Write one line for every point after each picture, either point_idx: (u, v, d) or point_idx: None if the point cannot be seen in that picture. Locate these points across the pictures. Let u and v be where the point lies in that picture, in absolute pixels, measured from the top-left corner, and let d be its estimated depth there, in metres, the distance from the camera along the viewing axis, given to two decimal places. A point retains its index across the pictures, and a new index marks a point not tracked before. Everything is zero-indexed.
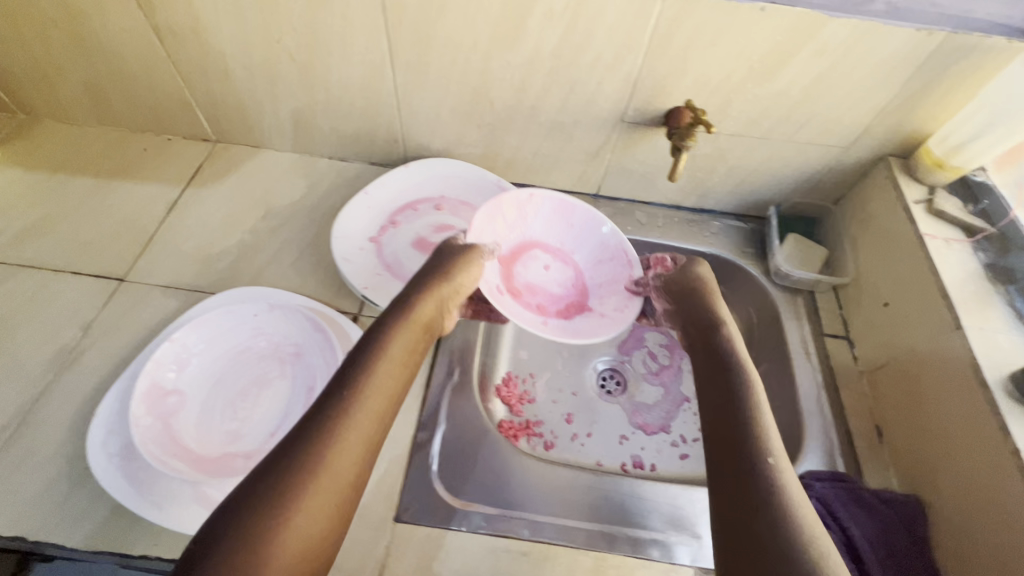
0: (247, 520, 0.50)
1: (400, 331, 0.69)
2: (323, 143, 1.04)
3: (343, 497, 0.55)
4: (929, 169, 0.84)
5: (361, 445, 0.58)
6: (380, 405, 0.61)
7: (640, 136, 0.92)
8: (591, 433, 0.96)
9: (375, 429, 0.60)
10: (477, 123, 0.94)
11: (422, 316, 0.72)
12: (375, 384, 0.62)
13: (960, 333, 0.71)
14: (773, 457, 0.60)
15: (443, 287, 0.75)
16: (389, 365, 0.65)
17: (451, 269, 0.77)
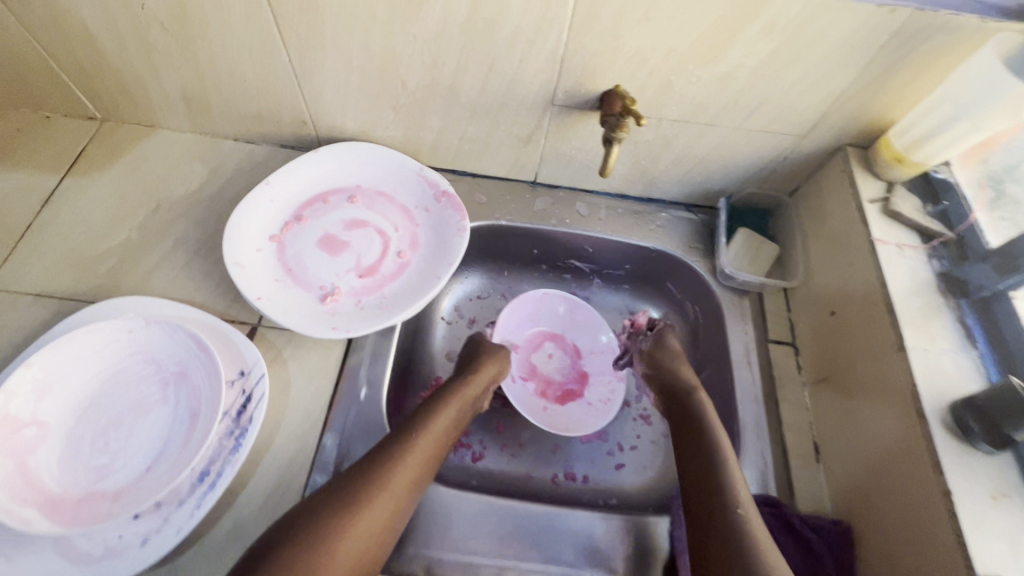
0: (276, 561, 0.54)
1: (445, 407, 0.75)
2: (223, 123, 0.91)
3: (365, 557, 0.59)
4: (888, 164, 0.76)
5: (391, 506, 0.62)
6: (417, 468, 0.66)
7: (574, 120, 0.82)
8: (523, 442, 0.90)
9: (407, 499, 0.65)
10: (391, 104, 0.83)
11: (470, 392, 0.79)
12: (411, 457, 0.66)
13: (902, 356, 0.65)
14: (743, 511, 0.63)
15: (480, 370, 0.82)
16: (435, 440, 0.70)
17: (489, 359, 0.85)
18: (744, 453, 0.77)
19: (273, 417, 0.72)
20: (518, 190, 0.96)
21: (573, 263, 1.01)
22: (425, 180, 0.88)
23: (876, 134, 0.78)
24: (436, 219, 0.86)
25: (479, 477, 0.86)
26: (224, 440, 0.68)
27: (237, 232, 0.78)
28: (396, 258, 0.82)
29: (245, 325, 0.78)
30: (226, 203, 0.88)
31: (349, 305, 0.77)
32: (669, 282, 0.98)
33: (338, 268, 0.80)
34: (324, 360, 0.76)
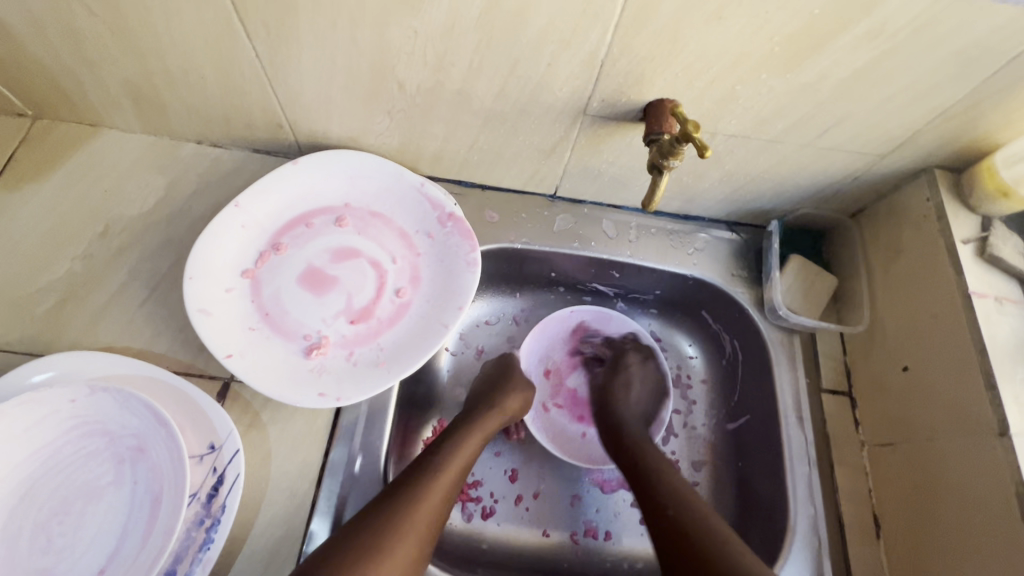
0: None
1: (465, 441, 0.66)
2: (181, 124, 0.75)
3: None
4: (988, 198, 0.64)
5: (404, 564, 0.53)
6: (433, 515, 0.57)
7: (609, 132, 0.67)
8: (538, 494, 0.79)
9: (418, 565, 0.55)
10: (385, 109, 0.68)
11: (488, 427, 0.70)
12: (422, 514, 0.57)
13: (1003, 443, 0.55)
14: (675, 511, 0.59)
15: (503, 404, 0.73)
16: (447, 490, 0.61)
17: (513, 390, 0.75)
18: (796, 528, 0.66)
19: (252, 496, 0.61)
20: (534, 205, 0.83)
21: (595, 286, 0.89)
22: (427, 199, 0.74)
23: (975, 157, 0.66)
24: (441, 247, 0.73)
25: (489, 538, 0.75)
26: (192, 531, 0.57)
27: (201, 269, 0.65)
28: (394, 298, 0.70)
29: (216, 380, 0.66)
30: (189, 225, 0.74)
31: (339, 358, 0.65)
32: (704, 311, 0.86)
33: (325, 312, 0.67)
34: (310, 426, 0.65)
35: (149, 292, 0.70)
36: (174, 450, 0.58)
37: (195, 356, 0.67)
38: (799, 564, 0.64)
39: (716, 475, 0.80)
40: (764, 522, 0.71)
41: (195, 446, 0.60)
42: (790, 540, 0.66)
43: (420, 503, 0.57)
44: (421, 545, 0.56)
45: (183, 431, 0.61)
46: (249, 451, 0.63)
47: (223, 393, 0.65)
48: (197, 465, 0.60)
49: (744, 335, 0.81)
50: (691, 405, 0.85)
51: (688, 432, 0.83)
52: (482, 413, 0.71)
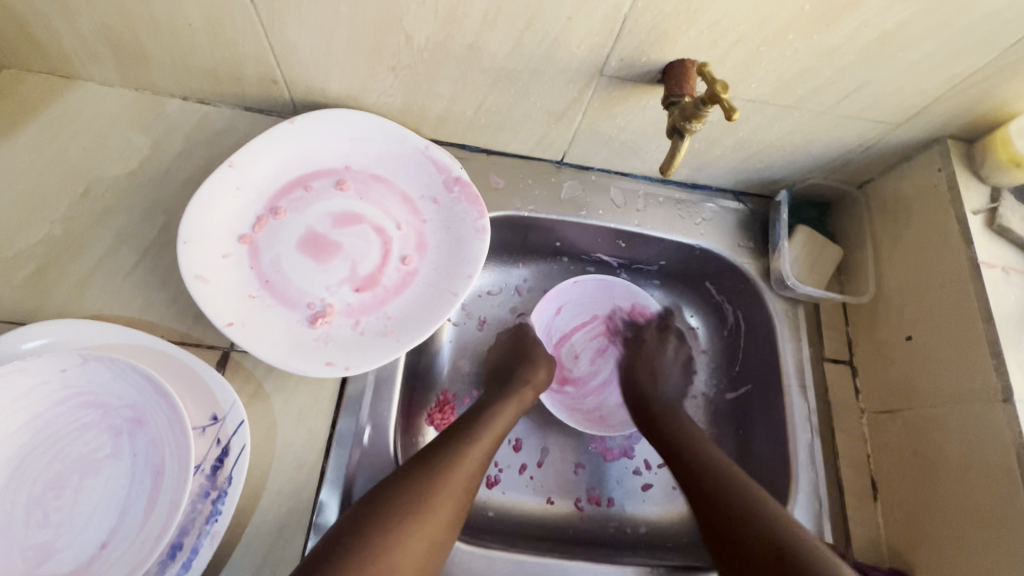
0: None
1: (496, 411, 0.67)
2: (165, 78, 0.70)
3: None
4: (999, 167, 0.64)
5: (434, 529, 0.54)
6: (461, 481, 0.58)
7: (624, 94, 0.65)
8: (542, 463, 0.80)
9: (437, 553, 0.54)
10: (389, 65, 0.64)
11: (520, 400, 0.70)
12: (443, 502, 0.55)
13: (1007, 409, 0.56)
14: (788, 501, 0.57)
15: (532, 377, 0.73)
16: (478, 460, 0.61)
17: (539, 363, 0.76)
18: (798, 493, 0.68)
19: (258, 467, 0.59)
20: (541, 171, 0.80)
21: (599, 256, 0.87)
22: (432, 163, 0.71)
23: (989, 127, 0.65)
24: (447, 213, 0.70)
25: (494, 505, 0.75)
26: (198, 504, 0.55)
27: (195, 234, 0.61)
28: (399, 265, 0.67)
29: (215, 350, 0.63)
30: (178, 188, 0.70)
31: (345, 327, 0.63)
32: (708, 282, 0.86)
33: (329, 279, 0.65)
34: (315, 397, 0.63)
35: (138, 258, 0.66)
36: (176, 421, 0.56)
37: (191, 326, 0.64)
38: (799, 526, 0.66)
39: (718, 443, 0.81)
40: (766, 486, 0.73)
41: (196, 418, 0.58)
42: (792, 504, 0.68)
43: (438, 490, 0.56)
44: (441, 533, 0.54)
45: (183, 401, 0.58)
46: (253, 422, 0.61)
47: (222, 363, 0.62)
48: (200, 437, 0.57)
49: (750, 306, 0.81)
50: (693, 374, 0.85)
51: (690, 402, 0.83)
52: (510, 387, 0.71)
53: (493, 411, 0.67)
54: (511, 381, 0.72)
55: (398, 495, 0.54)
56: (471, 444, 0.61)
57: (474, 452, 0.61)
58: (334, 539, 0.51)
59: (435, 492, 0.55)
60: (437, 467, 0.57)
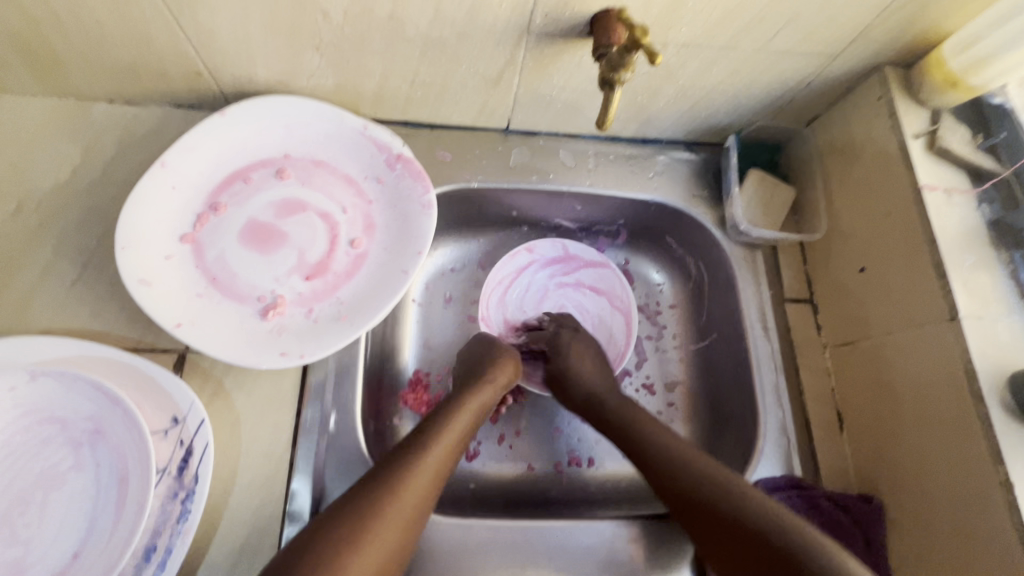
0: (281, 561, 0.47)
1: (477, 382, 0.68)
2: (86, 81, 0.68)
3: (387, 556, 0.51)
4: (937, 88, 0.64)
5: (415, 504, 0.54)
6: (443, 453, 0.59)
7: (557, 51, 0.64)
8: (521, 432, 0.80)
9: (419, 523, 0.55)
10: (312, 44, 0.62)
11: (512, 357, 0.73)
12: (425, 471, 0.56)
13: (954, 326, 0.57)
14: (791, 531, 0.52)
15: (506, 352, 0.73)
16: (460, 434, 0.62)
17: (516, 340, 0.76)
18: (767, 432, 0.69)
19: (224, 464, 0.59)
20: (487, 141, 0.79)
21: (559, 222, 0.87)
22: (371, 142, 0.70)
23: (925, 48, 0.65)
24: (392, 192, 0.69)
25: (476, 478, 0.76)
26: (168, 505, 0.55)
27: (134, 237, 0.60)
28: (349, 249, 0.67)
29: (170, 352, 0.62)
30: (115, 195, 0.68)
31: (298, 317, 0.63)
32: (668, 237, 0.86)
33: (277, 270, 0.64)
34: (277, 390, 0.63)
35: (81, 269, 0.65)
36: (133, 426, 0.55)
37: (143, 331, 0.63)
38: (770, 464, 0.68)
39: (690, 392, 0.82)
40: (737, 430, 0.74)
41: (157, 422, 0.58)
42: (762, 442, 0.69)
43: (419, 460, 0.57)
44: (422, 504, 0.55)
45: (142, 407, 0.58)
46: (216, 421, 0.61)
47: (179, 365, 0.62)
48: (162, 440, 0.57)
49: (710, 255, 0.81)
50: (662, 329, 0.86)
51: (660, 355, 0.85)
52: (484, 362, 0.70)
53: (469, 383, 0.68)
54: (499, 341, 0.75)
55: (393, 451, 0.57)
56: (453, 416, 0.63)
57: (454, 425, 0.62)
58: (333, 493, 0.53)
59: (429, 443, 0.59)
60: (430, 425, 0.61)
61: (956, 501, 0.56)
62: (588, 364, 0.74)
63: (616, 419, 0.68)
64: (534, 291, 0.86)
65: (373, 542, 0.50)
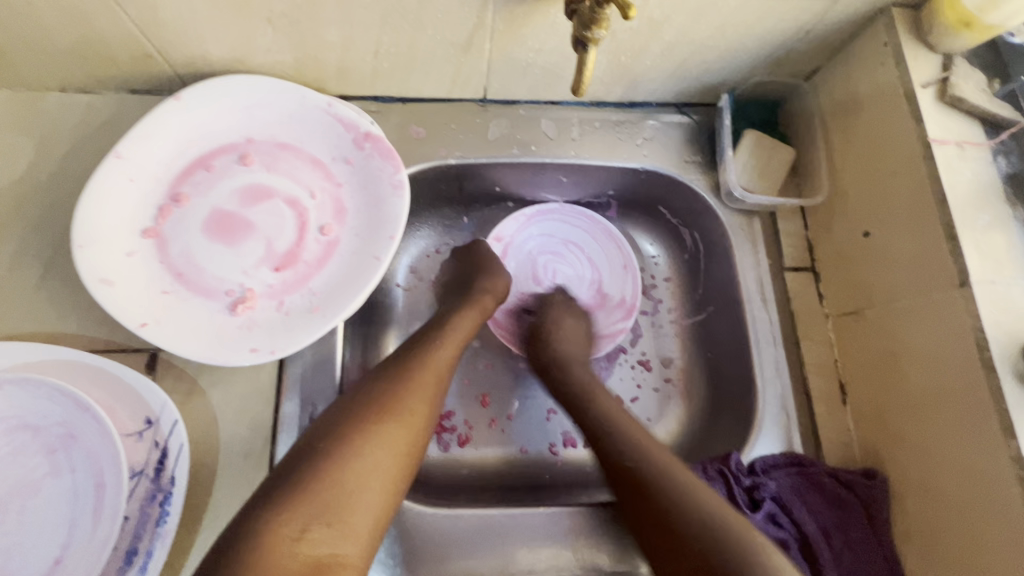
0: (281, 494, 0.47)
1: (464, 313, 0.67)
2: (33, 70, 0.64)
3: (390, 480, 0.52)
4: (948, 30, 0.58)
5: (409, 431, 0.54)
6: (432, 381, 0.59)
7: (528, 10, 0.58)
8: (513, 415, 0.78)
9: (417, 449, 0.55)
10: (262, 16, 0.57)
11: (481, 309, 0.69)
12: (416, 399, 0.56)
13: (964, 293, 0.53)
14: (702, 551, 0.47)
15: (492, 286, 0.72)
16: (447, 361, 0.62)
17: (499, 273, 0.74)
18: (766, 408, 0.66)
19: (203, 464, 0.58)
20: (464, 113, 0.74)
21: (545, 196, 0.83)
22: (338, 121, 0.66)
23: None
24: (362, 173, 0.65)
25: (468, 463, 0.75)
26: (147, 507, 0.54)
27: (91, 235, 0.58)
28: (319, 237, 0.63)
29: (142, 352, 0.60)
30: (74, 190, 0.65)
31: (269, 310, 0.60)
32: (661, 206, 0.81)
33: (244, 262, 0.61)
34: (253, 386, 0.61)
35: (44, 270, 0.62)
36: (104, 430, 0.54)
37: (112, 331, 0.61)
38: (768, 440, 0.65)
39: (687, 368, 0.79)
40: (735, 406, 0.71)
41: (130, 424, 0.56)
42: (760, 417, 0.66)
43: (407, 388, 0.56)
44: (417, 431, 0.55)
45: (114, 410, 0.56)
46: (193, 420, 0.59)
47: (151, 364, 0.60)
48: (137, 443, 0.56)
49: (705, 224, 0.77)
50: (657, 304, 0.83)
51: (655, 331, 0.81)
52: (469, 296, 0.70)
53: (455, 313, 0.68)
54: (470, 292, 0.71)
55: (361, 400, 0.54)
56: (439, 344, 0.62)
57: (441, 350, 0.62)
58: (305, 447, 0.51)
59: (404, 391, 0.56)
60: (405, 372, 0.58)
61: (967, 477, 0.53)
62: (569, 334, 0.73)
63: (569, 393, 0.67)
64: (529, 267, 0.82)
65: (360, 499, 0.49)
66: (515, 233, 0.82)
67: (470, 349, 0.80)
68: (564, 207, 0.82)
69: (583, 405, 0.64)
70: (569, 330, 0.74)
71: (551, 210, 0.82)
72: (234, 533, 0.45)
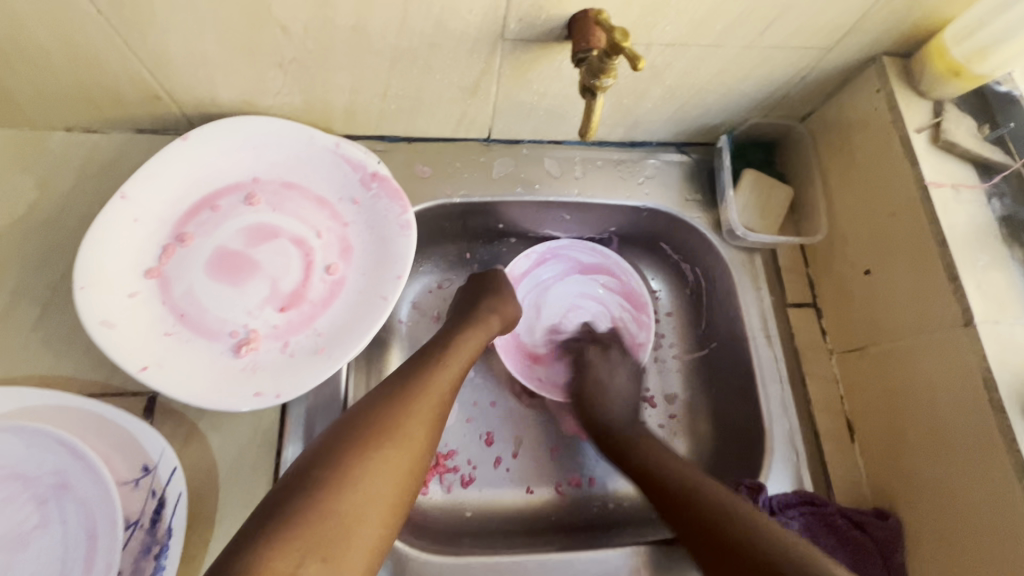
0: (276, 524, 0.45)
1: (467, 334, 0.66)
2: (39, 111, 0.64)
3: (388, 510, 0.50)
4: (938, 78, 0.60)
5: (408, 458, 0.53)
6: (432, 403, 0.57)
7: (534, 57, 0.60)
8: (518, 453, 0.77)
9: (416, 475, 0.53)
10: (273, 61, 0.58)
11: (488, 329, 0.69)
12: (416, 424, 0.55)
13: (969, 332, 0.54)
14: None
15: (501, 308, 0.72)
16: (449, 384, 0.60)
17: (508, 296, 0.74)
18: (774, 446, 0.66)
19: (201, 513, 0.56)
20: (468, 152, 0.75)
21: (548, 231, 0.83)
22: (345, 161, 0.66)
23: (924, 37, 0.61)
24: (369, 213, 0.66)
25: (472, 504, 0.73)
26: (141, 561, 0.52)
27: (93, 276, 0.57)
28: (325, 276, 0.63)
29: (139, 395, 0.59)
30: (75, 230, 0.64)
31: (273, 351, 0.59)
32: (662, 242, 0.82)
33: (248, 302, 0.60)
34: (254, 430, 0.59)
35: (41, 311, 0.61)
36: (100, 480, 0.52)
37: (109, 374, 0.59)
38: (778, 480, 0.64)
39: (691, 404, 0.79)
40: (743, 445, 0.71)
41: (126, 472, 0.54)
42: (770, 456, 0.66)
43: (408, 413, 0.55)
44: (417, 457, 0.54)
45: (110, 458, 0.54)
46: (191, 467, 0.57)
47: (149, 409, 0.58)
48: (132, 492, 0.54)
49: (706, 260, 0.78)
50: (659, 338, 0.82)
51: (659, 366, 0.81)
52: (477, 315, 0.70)
53: (460, 334, 0.66)
54: (476, 311, 0.70)
55: (361, 425, 0.53)
56: (439, 366, 0.60)
57: (442, 373, 0.60)
58: (299, 474, 0.49)
59: (404, 415, 0.54)
60: (406, 394, 0.56)
61: (979, 514, 0.52)
62: (617, 384, 0.75)
63: (617, 438, 0.69)
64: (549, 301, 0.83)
65: (355, 530, 0.47)
66: (530, 269, 0.82)
67: (473, 386, 0.79)
68: (580, 246, 0.84)
69: (637, 455, 0.66)
70: (619, 378, 0.75)
71: (562, 248, 0.83)
72: (228, 562, 0.43)
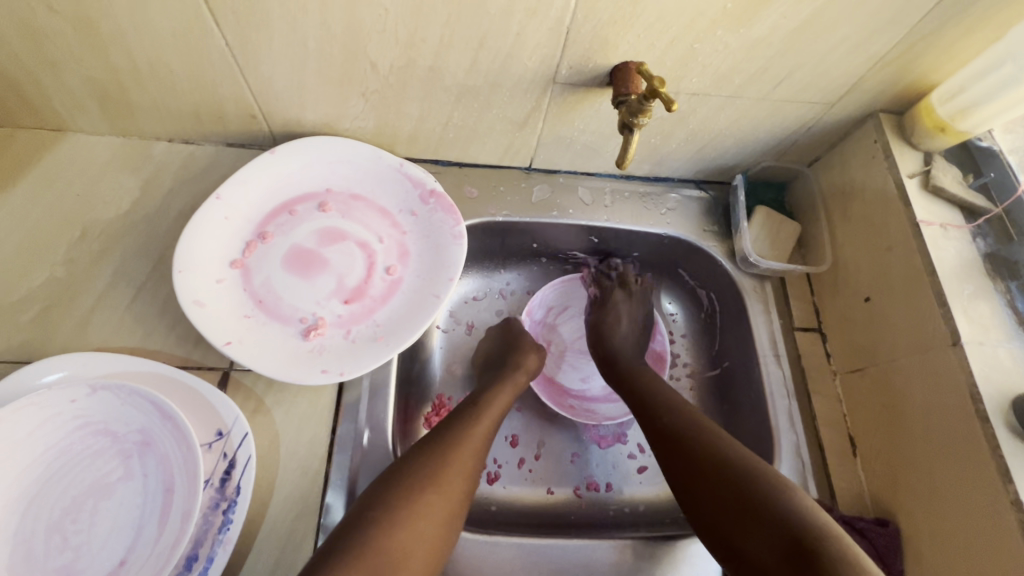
0: (337, 557, 0.51)
1: (500, 390, 0.72)
2: (151, 123, 0.75)
3: (431, 552, 0.55)
4: (927, 133, 0.70)
5: (449, 505, 0.58)
6: (470, 456, 0.63)
7: (578, 98, 0.70)
8: (540, 455, 0.82)
9: (455, 519, 0.59)
10: (358, 91, 0.69)
11: (515, 385, 0.74)
12: (457, 473, 0.60)
13: (957, 352, 0.61)
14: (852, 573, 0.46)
15: (524, 363, 0.77)
16: (484, 437, 0.66)
17: (529, 350, 0.80)
18: (783, 455, 0.71)
19: (263, 477, 0.62)
20: (511, 178, 0.85)
21: (577, 254, 0.92)
22: (407, 179, 0.76)
23: (915, 98, 0.71)
24: (425, 224, 0.75)
25: (497, 500, 0.78)
26: (210, 515, 0.58)
27: (189, 262, 0.65)
28: (385, 276, 0.71)
29: (216, 370, 0.66)
30: (169, 224, 0.74)
31: (337, 337, 0.67)
32: (680, 269, 0.90)
33: (318, 294, 0.69)
34: (314, 407, 0.66)
35: (136, 291, 0.70)
36: (181, 439, 0.59)
37: (190, 350, 0.67)
38: None
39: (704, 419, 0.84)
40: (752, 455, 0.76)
41: (202, 435, 0.61)
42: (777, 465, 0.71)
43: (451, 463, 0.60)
44: (456, 503, 0.59)
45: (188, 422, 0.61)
46: (257, 435, 0.64)
47: (223, 382, 0.66)
48: (206, 453, 0.60)
49: (720, 286, 0.86)
50: (675, 358, 0.89)
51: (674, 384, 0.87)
52: (503, 373, 0.75)
53: (491, 390, 0.72)
54: (503, 369, 0.76)
55: (410, 470, 0.59)
56: (475, 422, 0.66)
57: (479, 427, 0.66)
58: (357, 515, 0.55)
59: (447, 464, 0.60)
60: (445, 446, 0.62)
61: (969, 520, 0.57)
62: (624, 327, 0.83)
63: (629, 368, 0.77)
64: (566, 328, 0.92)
65: (403, 568, 0.53)
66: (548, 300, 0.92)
67: None
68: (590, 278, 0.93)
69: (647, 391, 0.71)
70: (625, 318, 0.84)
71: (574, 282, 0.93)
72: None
